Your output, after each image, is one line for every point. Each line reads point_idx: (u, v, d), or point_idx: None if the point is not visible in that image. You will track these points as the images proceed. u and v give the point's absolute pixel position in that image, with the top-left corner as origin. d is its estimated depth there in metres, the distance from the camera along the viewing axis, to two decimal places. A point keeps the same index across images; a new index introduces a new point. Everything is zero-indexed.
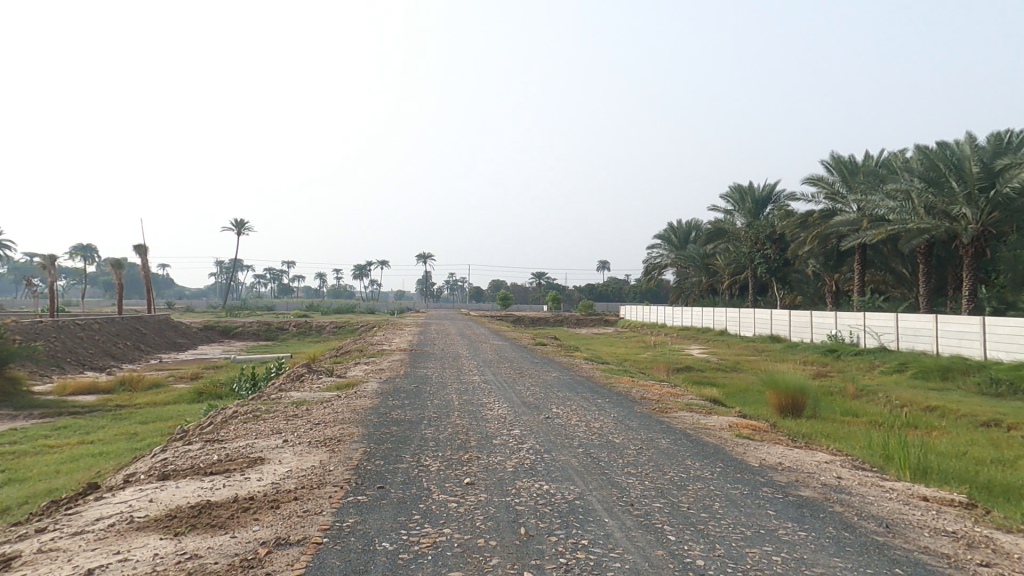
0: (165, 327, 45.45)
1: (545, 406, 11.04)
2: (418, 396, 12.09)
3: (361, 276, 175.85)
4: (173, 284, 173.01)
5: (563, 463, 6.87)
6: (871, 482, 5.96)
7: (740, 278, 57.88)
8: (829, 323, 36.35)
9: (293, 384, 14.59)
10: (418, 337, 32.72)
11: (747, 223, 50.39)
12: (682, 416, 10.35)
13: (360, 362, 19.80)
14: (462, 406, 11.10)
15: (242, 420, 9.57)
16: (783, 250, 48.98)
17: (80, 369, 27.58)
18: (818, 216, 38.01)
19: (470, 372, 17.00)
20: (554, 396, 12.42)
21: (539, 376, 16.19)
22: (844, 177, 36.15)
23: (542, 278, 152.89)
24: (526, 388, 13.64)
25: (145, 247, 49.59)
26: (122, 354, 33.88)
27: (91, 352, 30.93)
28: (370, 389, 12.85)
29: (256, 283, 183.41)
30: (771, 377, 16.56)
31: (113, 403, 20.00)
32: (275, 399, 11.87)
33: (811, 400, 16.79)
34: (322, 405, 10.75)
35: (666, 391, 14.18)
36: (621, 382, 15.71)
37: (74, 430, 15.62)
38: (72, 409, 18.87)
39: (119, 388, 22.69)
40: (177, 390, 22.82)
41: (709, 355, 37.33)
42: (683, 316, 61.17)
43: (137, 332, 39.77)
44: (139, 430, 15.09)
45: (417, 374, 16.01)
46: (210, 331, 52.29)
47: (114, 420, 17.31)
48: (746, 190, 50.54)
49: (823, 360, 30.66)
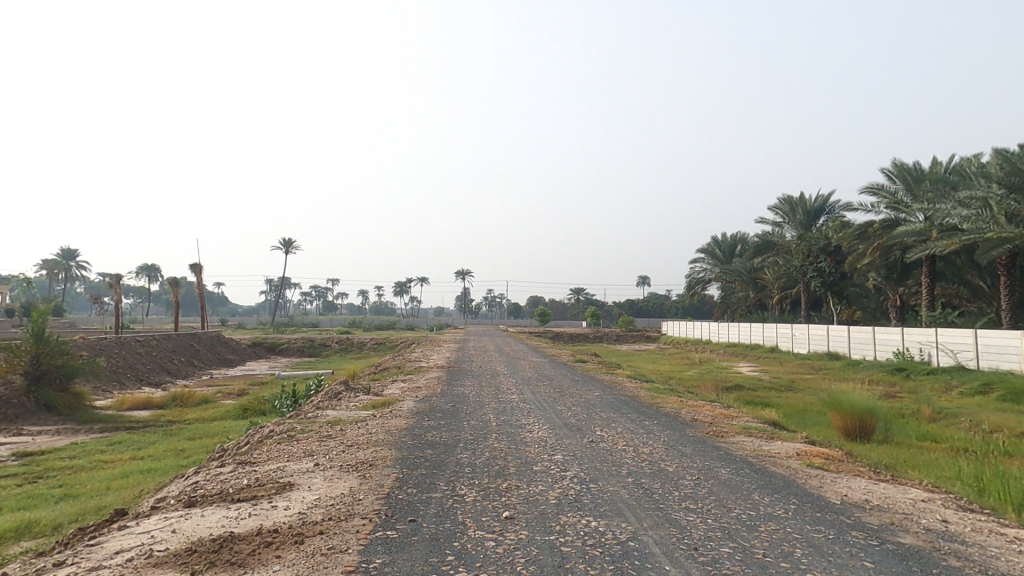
0: (217, 344, 47.29)
1: (588, 428, 10.35)
2: (455, 416, 11.63)
3: (401, 293, 179.35)
4: (225, 304, 181.69)
5: (611, 494, 6.20)
6: (988, 529, 4.99)
7: (791, 293, 55.01)
8: (894, 341, 33.74)
9: (330, 402, 14.44)
10: (456, 354, 32.51)
11: (798, 235, 48.03)
12: (741, 441, 9.41)
13: (398, 379, 19.60)
14: (500, 427, 10.54)
15: (276, 440, 9.38)
16: (838, 262, 46.19)
17: (138, 385, 28.75)
18: (879, 226, 35.69)
19: (509, 391, 16.40)
20: (598, 418, 11.69)
21: (580, 395, 15.48)
22: (908, 185, 33.99)
23: (581, 293, 151.15)
24: (568, 409, 12.95)
25: (199, 266, 51.85)
26: (177, 370, 35.28)
27: (149, 368, 32.32)
28: (407, 408, 12.53)
29: (302, 301, 190.27)
30: (834, 398, 15.24)
31: (165, 418, 20.60)
32: (310, 418, 11.68)
33: (882, 423, 15.36)
34: (356, 425, 10.47)
35: (719, 413, 13.14)
36: (669, 402, 14.75)
37: (127, 446, 16.06)
38: (127, 424, 19.52)
39: (171, 403, 23.43)
40: (224, 406, 23.34)
41: (761, 373, 35.31)
42: (730, 332, 58.54)
43: (191, 348, 41.47)
44: (185, 448, 15.34)
45: (454, 392, 15.61)
46: (258, 348, 53.97)
47: (164, 436, 17.70)
48: (797, 201, 48.36)
49: (891, 379, 28.31)
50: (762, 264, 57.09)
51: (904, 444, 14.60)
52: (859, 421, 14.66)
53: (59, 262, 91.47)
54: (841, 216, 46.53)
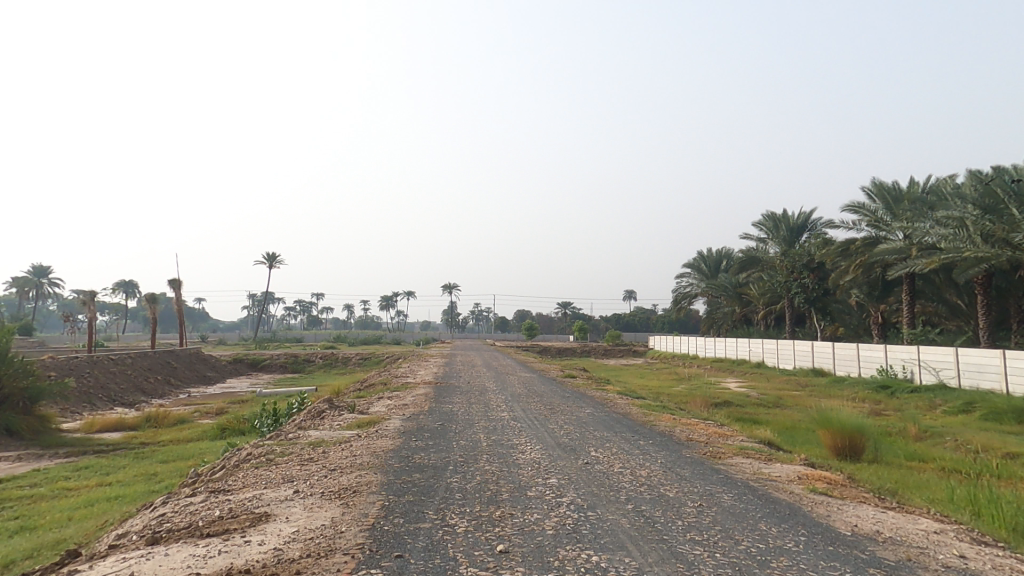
0: (196, 360, 46.03)
1: (582, 449, 9.99)
2: (443, 436, 11.19)
3: (387, 307, 177.89)
4: (206, 319, 178.23)
5: (611, 523, 5.85)
6: (1009, 566, 4.75)
7: (776, 308, 55.51)
8: (878, 357, 34.01)
9: (312, 422, 13.89)
10: (443, 369, 32.00)
11: (782, 251, 48.59)
12: (739, 463, 9.13)
13: (384, 396, 19.06)
14: (490, 448, 10.15)
15: (253, 465, 8.87)
16: (821, 278, 46.79)
17: (110, 406, 27.66)
18: (860, 243, 36.24)
19: (498, 408, 16.01)
20: (591, 437, 11.34)
21: (571, 413, 15.16)
22: (887, 204, 34.62)
23: (568, 307, 151.37)
24: (559, 427, 12.60)
25: (178, 280, 50.66)
26: (152, 389, 34.13)
27: (122, 387, 31.20)
28: (392, 428, 12.05)
29: (287, 315, 187.58)
30: (823, 415, 15.12)
31: (137, 440, 19.73)
32: (291, 439, 11.17)
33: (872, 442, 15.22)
34: (340, 446, 9.98)
35: (714, 432, 12.92)
36: (662, 420, 14.45)
37: (93, 471, 15.24)
38: (97, 448, 18.63)
39: (144, 424, 22.51)
40: (201, 426, 22.49)
41: (749, 389, 35.32)
42: (716, 347, 58.79)
43: (168, 366, 40.23)
44: (157, 472, 14.61)
45: (441, 410, 15.15)
46: (239, 364, 52.68)
47: (136, 459, 16.90)
48: (780, 218, 48.97)
49: (876, 397, 28.43)
50: (748, 280, 57.58)
51: (894, 463, 14.48)
52: (848, 441, 14.51)
53: (32, 278, 89.03)
54: (823, 233, 47.20)
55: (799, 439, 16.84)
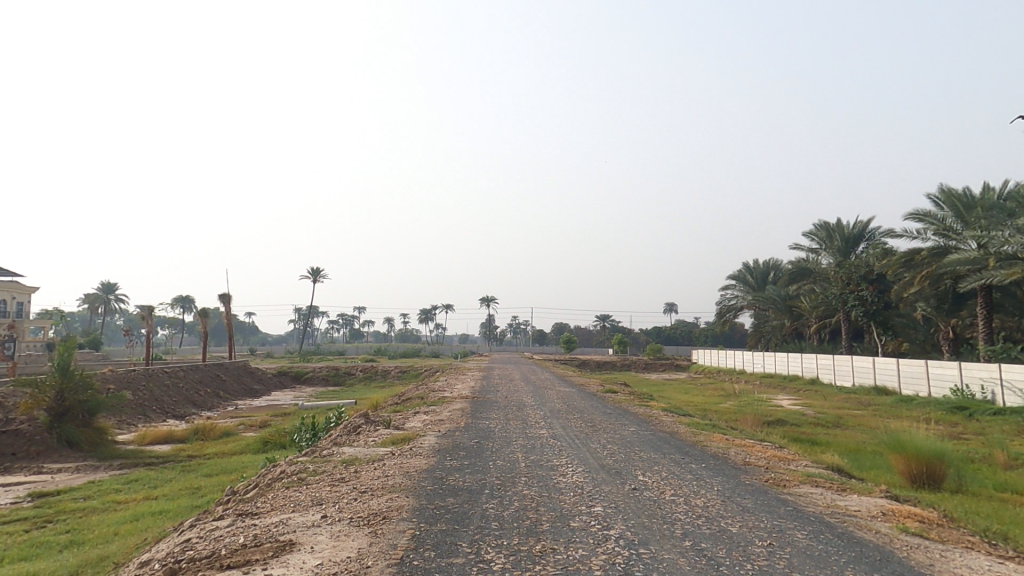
0: (244, 373, 47.50)
1: (628, 473, 9.24)
2: (479, 455, 10.67)
3: (426, 320, 180.53)
4: (256, 333, 185.74)
5: (668, 565, 5.13)
6: None
7: (829, 321, 52.40)
8: (951, 375, 31.21)
9: (348, 438, 13.67)
10: (480, 383, 31.63)
11: (836, 262, 45.84)
12: (808, 492, 8.14)
13: (421, 411, 18.75)
14: (529, 470, 9.53)
15: (285, 484, 8.60)
16: (881, 290, 43.79)
17: (163, 418, 28.68)
18: (926, 253, 33.71)
19: (537, 425, 15.31)
20: (637, 459, 10.56)
21: (614, 431, 14.32)
22: (957, 211, 32.15)
23: (606, 320, 149.02)
24: (602, 447, 11.85)
25: (228, 295, 52.72)
26: (202, 401, 35.27)
27: (175, 400, 32.35)
28: (427, 445, 11.65)
29: (330, 328, 193.32)
30: (894, 438, 13.69)
31: (185, 452, 20.18)
32: (325, 457, 10.91)
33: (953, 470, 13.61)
34: (373, 466, 9.62)
35: (772, 455, 11.86)
36: (713, 441, 13.40)
37: (142, 484, 15.55)
38: (148, 460, 19.13)
39: (192, 437, 23.07)
40: (245, 439, 22.86)
41: (804, 407, 33.10)
42: (766, 362, 55.87)
43: (218, 379, 41.61)
44: (201, 486, 14.77)
45: (478, 426, 14.64)
46: (283, 377, 54.06)
47: (181, 472, 17.17)
48: (833, 227, 46.27)
49: (951, 418, 25.96)
50: (798, 291, 54.66)
51: (981, 495, 12.88)
52: (929, 470, 12.99)
53: (101, 296, 95.22)
54: (882, 242, 44.25)
55: (868, 464, 15.36)
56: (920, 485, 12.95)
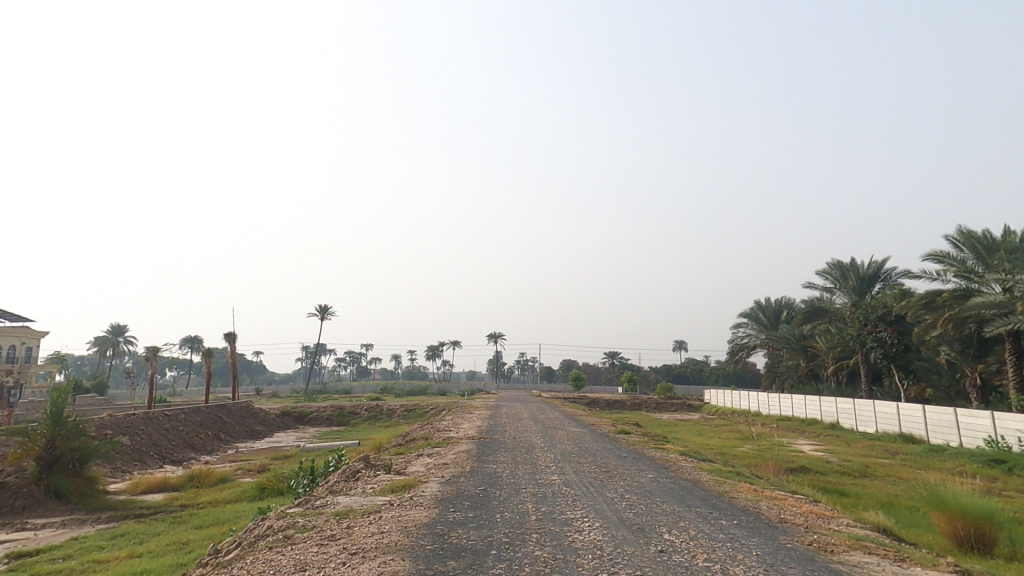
0: (246, 414, 46.39)
1: (652, 530, 8.27)
2: (485, 504, 9.74)
3: (433, 357, 179.08)
4: (262, 370, 185.12)
5: None
6: None
7: (847, 362, 50.71)
8: (983, 426, 29.51)
9: (345, 485, 12.77)
10: (488, 423, 30.46)
11: (852, 302, 44.64)
12: (863, 563, 7.11)
13: (424, 454, 17.74)
14: (540, 524, 8.60)
15: (268, 544, 7.74)
16: (901, 332, 42.39)
17: (159, 464, 27.73)
18: (947, 295, 32.64)
19: (547, 469, 14.29)
20: (659, 511, 9.56)
21: (631, 478, 13.24)
22: (977, 253, 31.25)
23: (614, 357, 146.84)
24: (619, 496, 10.87)
25: (233, 333, 52.30)
26: (201, 444, 34.24)
27: (173, 444, 31.41)
28: (428, 493, 10.73)
29: (337, 365, 192.39)
30: (934, 491, 12.52)
31: (178, 502, 19.19)
32: (317, 508, 10.05)
33: (1005, 534, 12.27)
34: (368, 519, 8.74)
35: (810, 511, 10.81)
36: (741, 492, 12.32)
37: (127, 541, 14.57)
38: (138, 511, 18.14)
39: (186, 484, 22.07)
40: (241, 486, 21.79)
41: (828, 454, 31.39)
42: (782, 404, 53.93)
43: (219, 420, 40.62)
44: (190, 541, 13.80)
45: (484, 471, 13.66)
46: (286, 417, 52.82)
47: (171, 525, 16.18)
48: (848, 266, 45.23)
49: (989, 472, 24.31)
50: (813, 330, 53.23)
51: None
52: (976, 534, 11.79)
53: (109, 337, 95.40)
54: (899, 283, 43.10)
55: (908, 523, 14.09)
56: (969, 551, 11.74)
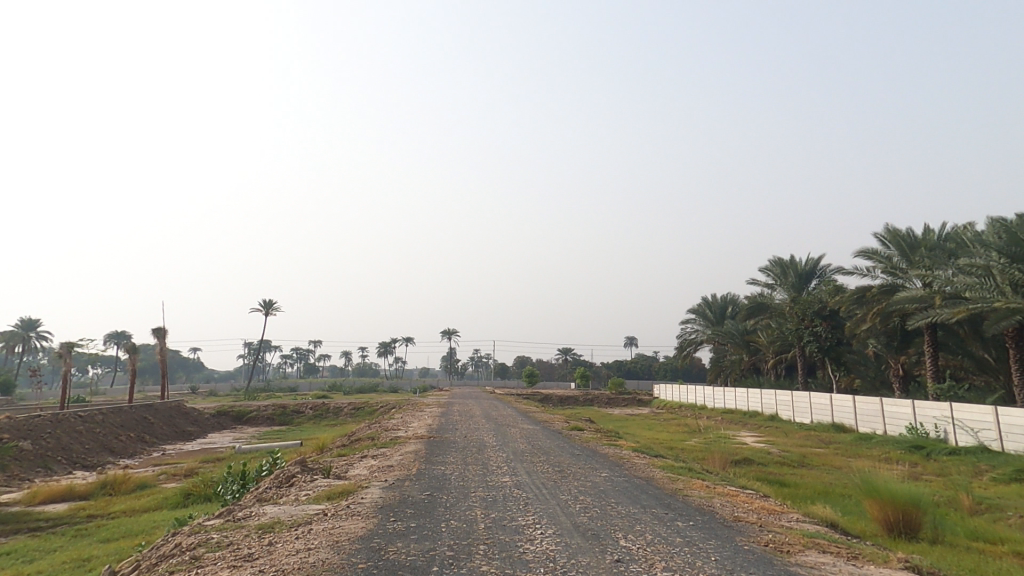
0: (177, 414, 43.17)
1: (609, 537, 7.79)
2: (431, 512, 9.01)
3: (384, 354, 175.11)
4: (200, 368, 175.00)
5: None
6: None
7: (786, 356, 53.07)
8: (905, 414, 31.41)
9: (276, 492, 11.64)
10: (438, 420, 29.51)
11: (791, 298, 46.66)
12: (816, 563, 6.89)
13: (368, 455, 16.71)
14: (489, 533, 7.94)
15: (171, 568, 6.71)
16: (834, 326, 44.69)
17: (69, 470, 25.11)
18: (876, 291, 34.55)
19: (498, 470, 13.60)
20: (616, 516, 9.09)
21: (584, 478, 12.80)
22: (902, 251, 33.28)
23: (568, 354, 148.64)
24: (574, 499, 10.39)
25: (163, 329, 48.62)
26: (121, 447, 31.41)
27: (88, 447, 28.60)
28: (370, 501, 9.85)
29: (283, 363, 184.93)
30: (868, 481, 12.81)
31: (85, 512, 17.23)
32: (240, 521, 8.98)
33: (930, 518, 12.69)
34: (295, 534, 7.81)
35: (760, 507, 10.93)
36: (694, 490, 12.15)
37: (15, 560, 12.77)
38: (35, 524, 16.11)
39: (98, 492, 19.95)
40: (162, 492, 19.90)
41: (768, 445, 32.56)
42: (726, 397, 55.86)
43: (145, 422, 37.51)
44: (92, 558, 12.23)
45: (432, 473, 12.85)
46: (222, 417, 49.65)
47: (73, 539, 14.42)
48: (788, 264, 47.26)
49: (911, 458, 25.82)
50: (755, 326, 55.44)
51: (959, 544, 12.04)
52: (903, 517, 12.09)
53: (21, 332, 87.06)
54: (833, 280, 45.41)
55: (843, 510, 14.40)
56: (900, 536, 12.01)
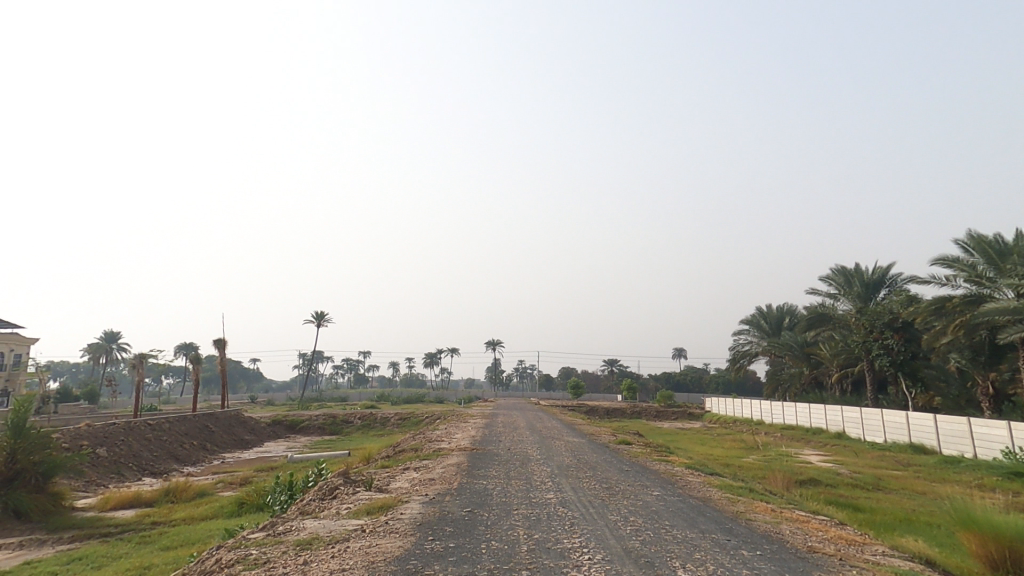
0: (235, 423, 44.95)
1: (665, 566, 7.04)
2: (470, 530, 8.55)
3: (430, 365, 177.61)
4: (258, 379, 183.61)
5: None
6: None
7: (852, 370, 49.42)
8: (999, 437, 28.28)
9: (318, 506, 11.48)
10: (483, 432, 29.19)
11: (856, 308, 43.47)
12: None
13: (411, 467, 16.47)
14: (532, 557, 7.36)
15: None
16: (908, 339, 41.16)
17: (137, 476, 26.38)
18: (958, 302, 31.59)
19: (542, 486, 12.96)
20: (672, 541, 8.29)
21: (635, 496, 11.95)
22: (989, 258, 30.24)
23: (614, 365, 145.58)
24: (624, 520, 9.65)
25: (223, 341, 50.96)
26: (185, 455, 32.85)
27: (155, 454, 30.05)
28: (408, 517, 9.49)
29: (334, 373, 190.99)
30: (963, 509, 11.20)
31: (149, 519, 17.85)
32: (279, 535, 8.81)
33: None
34: (331, 552, 7.51)
35: (837, 537, 9.82)
36: (759, 515, 11.07)
37: (82, 567, 13.20)
38: (104, 530, 16.80)
39: (161, 499, 20.70)
40: (219, 501, 20.42)
41: (837, 465, 30.13)
42: (786, 413, 52.56)
43: (207, 429, 39.25)
44: (152, 566, 12.48)
45: (474, 488, 12.39)
46: (277, 426, 51.35)
47: (136, 546, 14.87)
48: (852, 272, 44.11)
49: (1009, 486, 23.06)
50: (816, 337, 52.06)
51: None
52: (1009, 552, 10.41)
53: (102, 344, 94.00)
54: (905, 289, 41.96)
55: (932, 542, 12.75)
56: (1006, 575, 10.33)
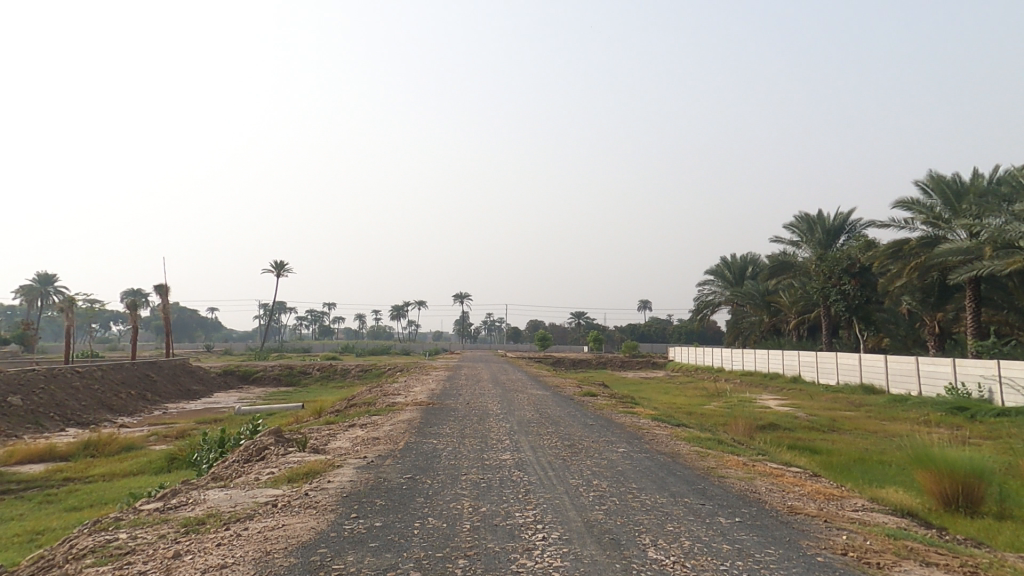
0: (182, 373, 42.45)
1: (636, 548, 5.80)
2: (405, 506, 7.17)
3: (397, 317, 175.73)
4: (217, 330, 178.00)
5: None
6: None
7: (809, 317, 50.40)
8: (944, 375, 29.08)
9: (235, 471, 9.86)
10: (442, 384, 28.00)
11: (817, 255, 43.61)
12: None
13: (356, 424, 14.94)
14: (473, 539, 6.02)
15: None
16: (864, 285, 41.70)
17: (59, 428, 24.06)
18: (914, 243, 31.60)
19: (498, 445, 11.70)
20: (642, 513, 7.08)
21: (598, 455, 10.79)
22: (946, 199, 30.13)
23: (581, 318, 147.26)
24: (586, 485, 8.45)
25: (165, 285, 47.68)
26: (121, 405, 30.58)
27: (84, 404, 27.72)
28: (335, 488, 8.04)
29: (298, 327, 186.81)
30: (918, 447, 10.24)
31: (60, 475, 15.92)
32: (168, 511, 7.21)
33: (1003, 494, 10.32)
34: (220, 537, 5.99)
35: (815, 492, 8.99)
36: (732, 471, 10.13)
37: None
38: (4, 488, 14.84)
39: (79, 453, 18.73)
40: (149, 455, 18.63)
41: (794, 408, 30.53)
42: (745, 359, 53.69)
43: (148, 379, 36.80)
44: (45, 532, 10.76)
45: (421, 450, 10.97)
46: (229, 377, 49.05)
47: (36, 506, 13.04)
48: (815, 219, 43.96)
49: (954, 420, 23.66)
50: (777, 285, 52.59)
51: None
52: (964, 487, 9.45)
53: (37, 287, 87.24)
54: (864, 236, 42.18)
55: (890, 483, 12.14)
56: (955, 513, 9.47)
